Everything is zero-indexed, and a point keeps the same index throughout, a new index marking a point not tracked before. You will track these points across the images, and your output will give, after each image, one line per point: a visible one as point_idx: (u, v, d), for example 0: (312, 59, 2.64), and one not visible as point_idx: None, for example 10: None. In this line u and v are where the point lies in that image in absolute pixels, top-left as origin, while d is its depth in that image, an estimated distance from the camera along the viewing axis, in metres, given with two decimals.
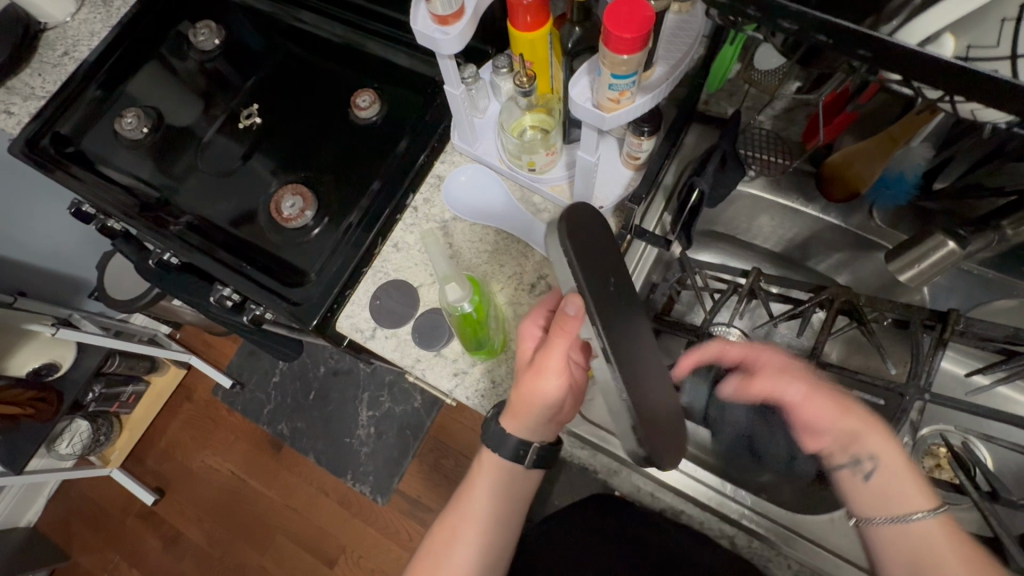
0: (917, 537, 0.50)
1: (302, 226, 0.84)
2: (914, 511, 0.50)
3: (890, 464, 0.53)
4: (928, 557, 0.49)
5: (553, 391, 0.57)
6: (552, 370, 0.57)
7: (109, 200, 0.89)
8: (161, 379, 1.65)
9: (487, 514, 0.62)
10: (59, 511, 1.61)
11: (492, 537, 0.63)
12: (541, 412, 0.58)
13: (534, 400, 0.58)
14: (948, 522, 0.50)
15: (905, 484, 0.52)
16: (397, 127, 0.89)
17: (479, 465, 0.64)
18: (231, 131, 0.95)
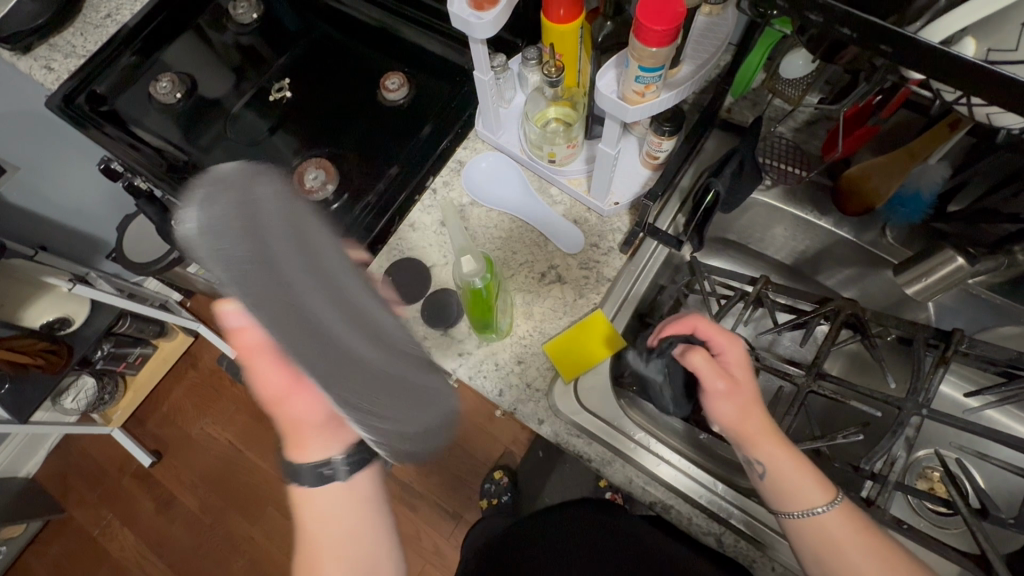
0: (831, 535, 0.51)
1: (322, 200, 0.85)
2: (815, 506, 0.52)
3: (784, 468, 0.53)
4: (849, 563, 0.50)
5: (307, 408, 0.53)
6: (297, 389, 0.52)
7: (137, 159, 0.91)
8: (169, 344, 1.67)
9: (332, 540, 0.55)
10: (58, 464, 1.64)
11: (361, 556, 0.57)
12: (313, 430, 0.54)
13: (304, 411, 0.52)
14: (856, 519, 0.52)
15: (805, 477, 0.53)
16: (423, 110, 0.90)
17: (298, 505, 0.56)
18: (262, 104, 0.97)
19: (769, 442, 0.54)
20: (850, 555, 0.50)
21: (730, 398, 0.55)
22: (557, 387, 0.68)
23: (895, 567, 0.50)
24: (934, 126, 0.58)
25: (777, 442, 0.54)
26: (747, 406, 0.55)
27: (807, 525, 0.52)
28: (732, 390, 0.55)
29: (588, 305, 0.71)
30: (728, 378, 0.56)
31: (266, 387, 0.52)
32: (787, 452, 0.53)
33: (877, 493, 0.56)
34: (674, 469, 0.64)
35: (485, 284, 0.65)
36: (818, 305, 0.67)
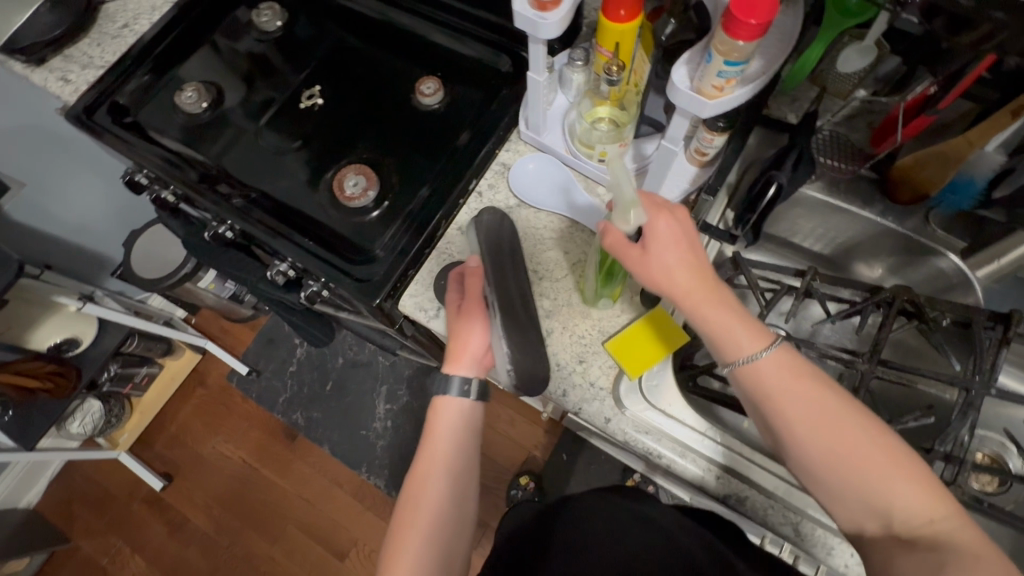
0: (771, 384, 0.50)
1: (363, 207, 0.84)
2: (756, 352, 0.50)
3: (719, 316, 0.51)
4: (786, 411, 0.49)
5: (476, 333, 0.66)
6: (472, 319, 0.66)
7: (165, 169, 0.89)
8: (176, 362, 1.62)
9: (452, 454, 0.63)
10: (61, 493, 1.57)
11: (462, 476, 0.63)
12: (471, 353, 0.65)
13: (471, 340, 0.65)
14: (789, 361, 0.50)
15: (737, 325, 0.51)
16: (459, 114, 0.89)
17: (435, 414, 0.65)
18: (290, 110, 0.94)
19: (704, 295, 0.51)
20: (789, 406, 0.49)
21: (664, 251, 0.52)
22: (624, 384, 0.67)
23: (848, 419, 0.47)
24: (995, 113, 0.59)
25: (709, 292, 0.51)
26: (675, 261, 0.52)
27: (751, 374, 0.50)
28: (670, 245, 0.52)
29: (645, 302, 0.71)
30: (663, 234, 0.52)
31: (454, 311, 0.68)
32: (717, 305, 0.51)
33: (954, 474, 0.58)
34: (738, 453, 0.65)
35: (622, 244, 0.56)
36: (872, 294, 0.69)
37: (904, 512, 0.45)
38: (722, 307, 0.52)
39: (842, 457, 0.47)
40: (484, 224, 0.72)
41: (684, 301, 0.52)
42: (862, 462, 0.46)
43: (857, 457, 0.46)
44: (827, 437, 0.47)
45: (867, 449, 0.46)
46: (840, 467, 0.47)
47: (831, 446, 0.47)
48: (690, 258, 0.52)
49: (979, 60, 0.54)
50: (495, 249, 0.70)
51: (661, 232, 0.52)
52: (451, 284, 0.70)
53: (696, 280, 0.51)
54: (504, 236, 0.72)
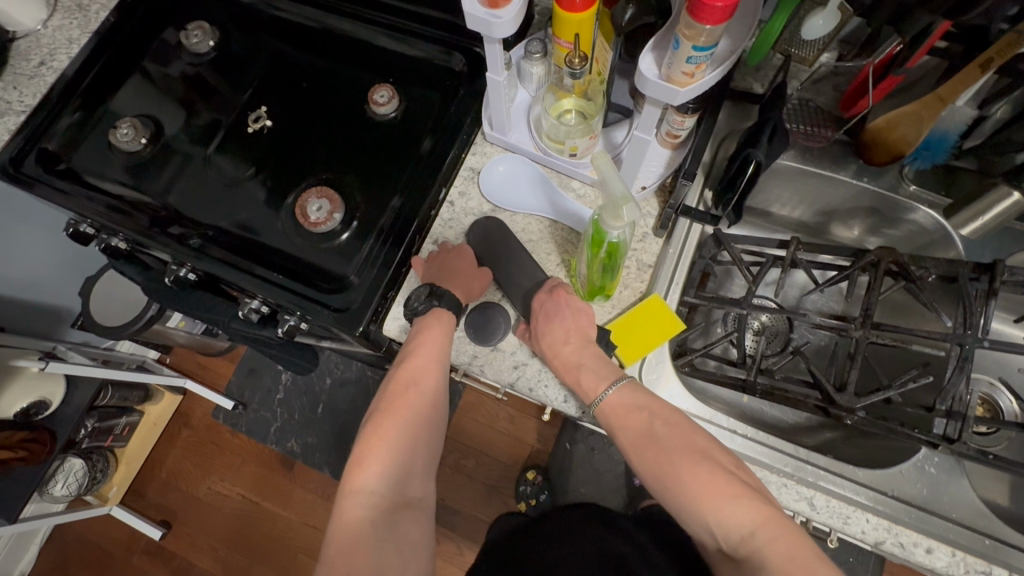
0: (622, 417, 0.61)
1: (330, 230, 0.79)
2: (603, 391, 0.62)
3: (579, 372, 0.63)
4: (651, 463, 0.59)
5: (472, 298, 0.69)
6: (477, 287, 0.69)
7: (110, 215, 0.82)
8: (156, 407, 1.55)
9: (440, 361, 0.66)
10: (56, 557, 1.51)
11: (442, 381, 0.67)
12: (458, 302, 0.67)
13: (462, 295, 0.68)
14: (635, 399, 0.61)
15: (591, 372, 0.63)
16: (419, 120, 0.85)
17: (428, 323, 0.65)
18: (238, 136, 0.89)
19: (566, 355, 0.64)
20: (652, 456, 0.59)
21: (541, 320, 0.65)
22: None
23: (676, 446, 0.58)
24: (964, 69, 0.58)
25: (569, 355, 0.64)
26: (552, 337, 0.64)
27: (606, 410, 0.62)
28: (550, 336, 0.64)
29: (635, 294, 0.69)
30: (538, 326, 0.65)
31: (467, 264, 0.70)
32: (575, 361, 0.63)
33: (958, 430, 0.60)
34: (744, 438, 0.67)
35: (615, 241, 0.57)
36: (855, 259, 0.69)
37: (734, 529, 0.54)
38: (588, 360, 0.64)
39: (669, 477, 0.58)
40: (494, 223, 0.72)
41: (554, 361, 0.64)
42: (694, 488, 0.56)
43: (681, 479, 0.57)
44: (663, 466, 0.58)
45: (690, 470, 0.57)
46: (672, 489, 0.58)
47: (670, 470, 0.58)
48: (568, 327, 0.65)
49: (940, 23, 0.53)
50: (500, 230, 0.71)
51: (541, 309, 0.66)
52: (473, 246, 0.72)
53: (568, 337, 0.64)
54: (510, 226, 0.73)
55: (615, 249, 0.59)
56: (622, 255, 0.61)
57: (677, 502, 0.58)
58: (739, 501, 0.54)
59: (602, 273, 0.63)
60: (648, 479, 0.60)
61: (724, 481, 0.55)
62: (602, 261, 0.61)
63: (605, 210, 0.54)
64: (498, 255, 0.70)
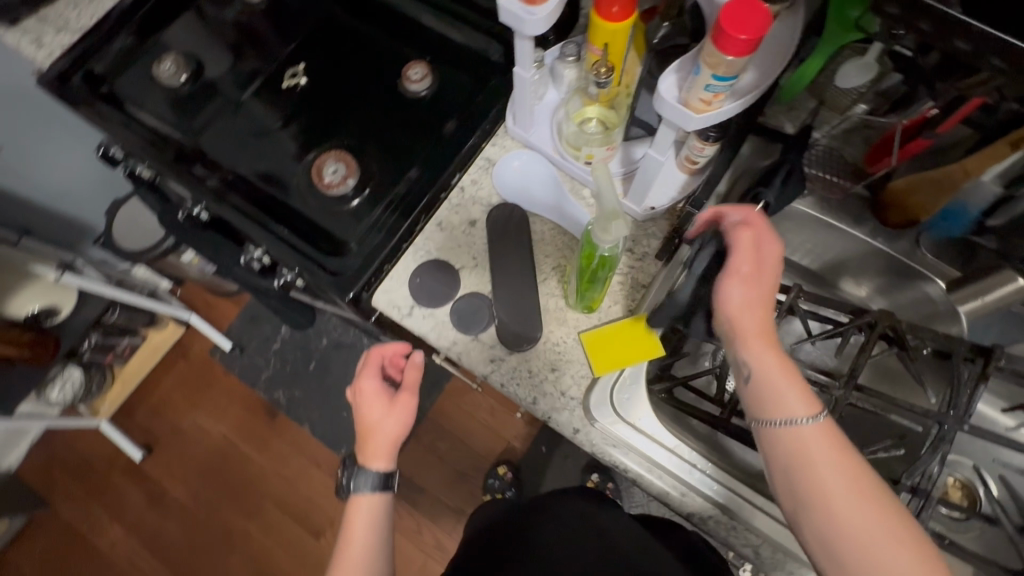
0: (805, 443, 0.49)
1: (341, 195, 0.81)
2: (802, 416, 0.49)
3: (768, 373, 0.52)
4: (821, 484, 0.47)
5: (391, 424, 0.72)
6: (396, 409, 0.72)
7: (139, 143, 0.85)
8: (158, 335, 1.60)
9: (367, 542, 0.67)
10: (41, 458, 1.57)
11: (378, 552, 0.68)
12: (382, 437, 0.72)
13: (381, 435, 0.71)
14: (833, 435, 0.49)
15: (790, 381, 0.51)
16: (448, 103, 0.86)
17: (351, 520, 0.69)
18: (272, 90, 0.90)
19: (766, 344, 0.53)
20: (824, 474, 0.47)
21: (743, 283, 0.54)
22: (595, 395, 0.66)
23: (871, 499, 0.46)
24: (993, 143, 0.57)
25: (767, 344, 0.53)
26: (753, 317, 0.54)
27: (793, 434, 0.49)
28: (752, 315, 0.54)
29: (624, 311, 0.69)
30: (748, 293, 0.54)
31: (383, 400, 0.73)
32: (775, 358, 0.52)
33: (920, 507, 0.58)
34: (705, 476, 0.64)
35: (606, 254, 0.58)
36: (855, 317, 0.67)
37: None
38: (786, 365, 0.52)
39: (853, 535, 0.45)
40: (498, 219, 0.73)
41: (746, 339, 0.53)
42: (901, 564, 0.43)
43: (869, 541, 0.45)
44: (848, 518, 0.45)
45: (886, 538, 0.44)
46: (857, 554, 0.45)
47: (857, 525, 0.45)
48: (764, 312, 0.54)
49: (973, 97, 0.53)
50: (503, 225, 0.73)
51: (746, 270, 0.55)
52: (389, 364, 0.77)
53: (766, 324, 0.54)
54: (513, 222, 0.73)
55: (606, 263, 0.59)
56: (611, 271, 0.61)
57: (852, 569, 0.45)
58: None
59: (593, 285, 0.64)
60: (816, 529, 0.47)
61: (929, 559, 0.44)
62: (592, 272, 0.61)
63: (599, 223, 0.55)
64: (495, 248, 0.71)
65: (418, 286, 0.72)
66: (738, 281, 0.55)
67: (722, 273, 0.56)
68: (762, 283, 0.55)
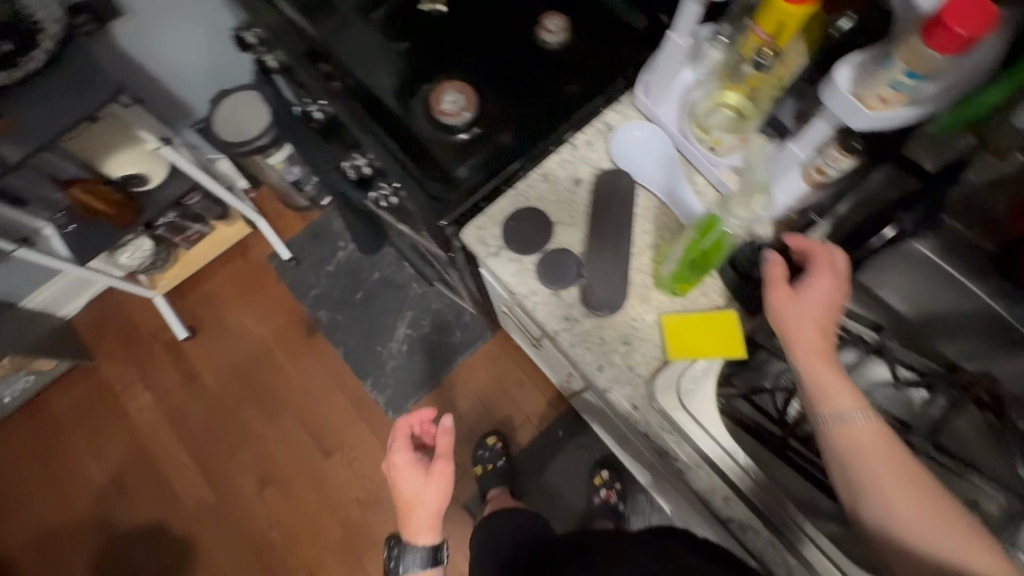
0: (858, 439, 0.55)
1: (452, 125, 0.79)
2: (852, 412, 0.56)
3: (822, 376, 0.58)
4: (872, 472, 0.54)
5: (431, 496, 0.88)
6: (432, 481, 0.88)
7: (274, 31, 0.87)
8: (227, 230, 1.65)
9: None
10: (95, 314, 1.66)
11: None
12: (424, 513, 0.89)
13: (422, 511, 0.89)
14: (879, 432, 0.56)
15: (839, 387, 0.57)
16: (580, 60, 0.83)
17: None
18: (405, 3, 0.87)
19: (823, 349, 0.58)
20: (872, 463, 0.54)
21: (810, 291, 0.60)
22: (662, 379, 0.65)
23: (916, 481, 0.53)
24: None
25: (823, 352, 0.59)
26: (812, 326, 0.59)
27: (845, 429, 0.56)
28: (807, 326, 0.59)
29: (711, 305, 0.68)
30: (804, 305, 0.60)
31: (421, 474, 0.89)
32: (826, 365, 0.58)
33: None
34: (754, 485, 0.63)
35: (725, 234, 0.59)
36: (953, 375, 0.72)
37: None
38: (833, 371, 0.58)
39: (905, 518, 0.52)
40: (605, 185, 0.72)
41: (801, 350, 0.59)
42: (946, 540, 0.50)
43: (916, 521, 0.51)
44: (896, 503, 0.52)
45: (929, 520, 0.51)
46: (906, 535, 0.51)
47: (902, 507, 0.52)
48: (820, 323, 0.60)
49: None
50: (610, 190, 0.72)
51: (816, 287, 0.60)
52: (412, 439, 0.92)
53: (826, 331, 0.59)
54: (619, 190, 0.72)
55: (719, 245, 0.61)
56: (719, 257, 0.62)
57: (906, 550, 0.51)
58: (990, 559, 0.49)
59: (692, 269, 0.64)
60: (872, 513, 0.53)
61: (974, 536, 0.50)
62: (698, 256, 0.62)
63: (742, 196, 0.57)
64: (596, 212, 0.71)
65: (513, 229, 0.72)
66: (802, 292, 0.60)
67: (780, 284, 0.61)
68: (819, 299, 0.60)
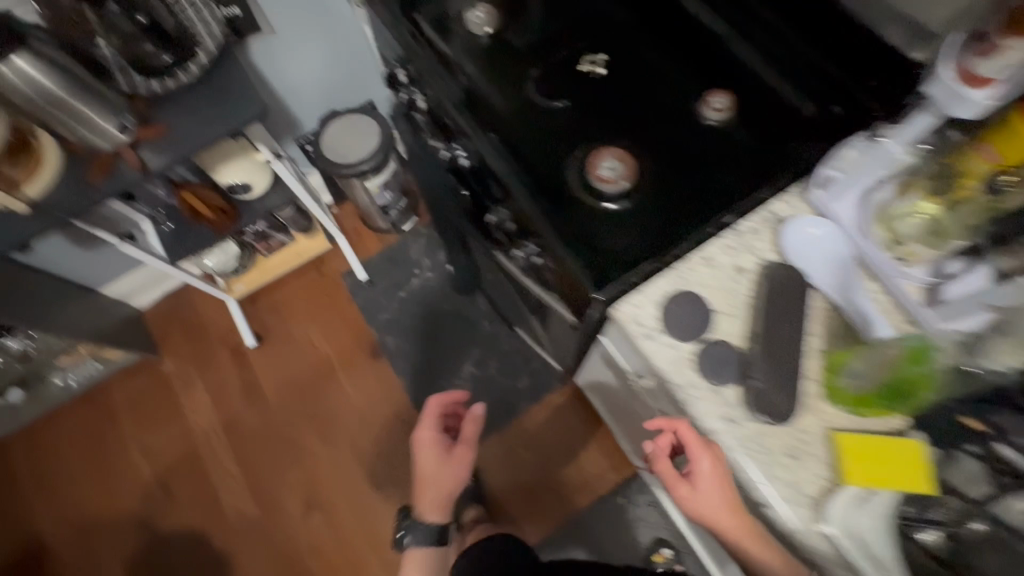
0: None
1: (607, 192, 0.76)
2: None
3: (750, 553, 0.63)
4: None
5: (459, 475, 1.04)
6: (457, 460, 1.04)
7: (430, 72, 0.87)
8: (307, 241, 1.64)
9: (427, 554, 1.08)
10: (168, 308, 1.67)
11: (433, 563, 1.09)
12: (439, 493, 1.05)
13: (439, 491, 1.04)
14: None
15: (766, 553, 0.63)
16: (744, 139, 0.79)
17: None
18: (563, 62, 0.87)
19: (745, 533, 0.63)
20: None
21: (709, 484, 0.64)
22: (836, 503, 0.61)
23: None
24: None
25: (746, 532, 0.63)
26: (724, 512, 0.64)
27: None
28: (722, 514, 0.64)
29: (888, 428, 0.64)
30: (712, 495, 0.64)
31: (437, 460, 1.04)
32: (749, 539, 0.63)
33: None
34: None
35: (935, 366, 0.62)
36: None
37: None
38: (760, 543, 0.63)
39: None
40: (774, 285, 0.69)
41: (733, 535, 0.64)
42: None
43: None
44: None
45: None
46: None
47: None
48: (730, 502, 0.64)
49: None
50: (782, 288, 0.68)
51: (710, 475, 0.64)
52: (431, 423, 1.06)
53: (733, 509, 0.64)
54: (792, 290, 0.68)
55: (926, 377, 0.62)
56: (927, 393, 0.62)
57: None
58: None
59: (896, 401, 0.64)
60: None
61: None
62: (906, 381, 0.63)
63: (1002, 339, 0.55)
64: (768, 313, 0.67)
65: (673, 313, 0.69)
66: (699, 488, 0.64)
67: (681, 482, 0.66)
68: (720, 487, 0.64)
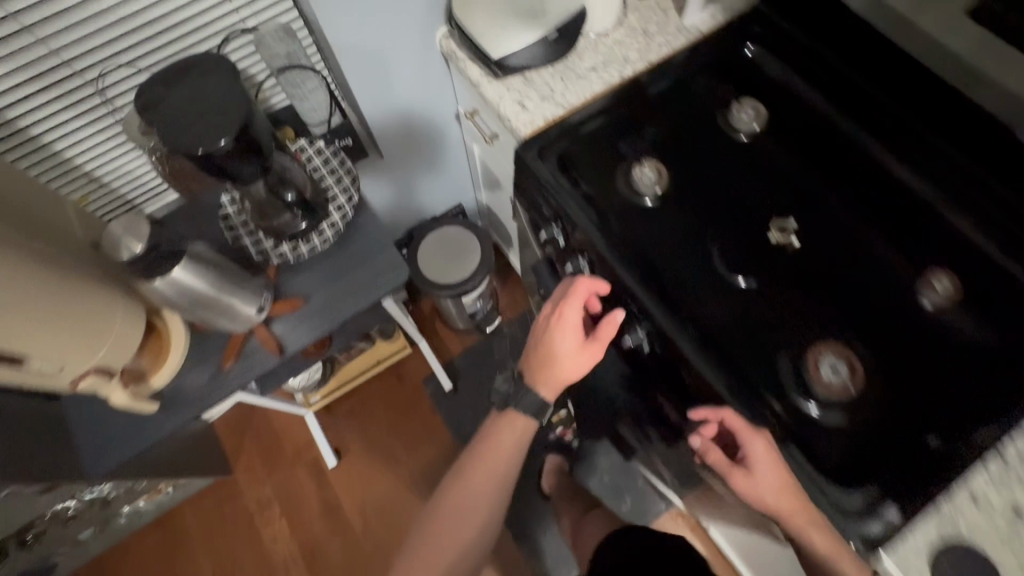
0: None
1: (835, 398, 0.69)
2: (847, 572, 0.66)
3: (815, 543, 0.67)
4: None
5: (579, 349, 0.79)
6: (586, 348, 0.79)
7: (601, 243, 0.79)
8: (386, 345, 1.54)
9: (502, 469, 0.88)
10: (238, 419, 1.57)
11: (501, 481, 0.89)
12: (557, 366, 0.80)
13: (565, 360, 0.79)
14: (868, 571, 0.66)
15: (830, 541, 0.66)
16: (973, 331, 0.71)
17: (497, 441, 0.88)
18: (748, 232, 0.79)
19: (810, 520, 0.67)
20: None
21: (772, 476, 0.67)
22: None
23: None
24: None
25: (806, 514, 0.67)
26: (787, 498, 0.67)
27: None
28: (781, 499, 0.67)
29: None
30: (778, 486, 0.67)
31: (573, 321, 0.79)
32: (819, 532, 0.66)
33: None
34: None
35: None
36: None
37: None
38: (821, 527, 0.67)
39: None
40: None
41: (791, 518, 0.67)
42: None
43: None
44: None
45: None
46: None
47: None
48: (791, 490, 0.67)
49: None
50: None
51: (770, 464, 0.67)
52: (580, 293, 0.79)
53: (804, 501, 0.67)
54: None
55: None
56: None
57: None
58: None
59: None
60: None
61: None
62: None
63: None
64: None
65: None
66: (762, 473, 0.67)
67: (738, 471, 0.69)
68: (780, 473, 0.67)
